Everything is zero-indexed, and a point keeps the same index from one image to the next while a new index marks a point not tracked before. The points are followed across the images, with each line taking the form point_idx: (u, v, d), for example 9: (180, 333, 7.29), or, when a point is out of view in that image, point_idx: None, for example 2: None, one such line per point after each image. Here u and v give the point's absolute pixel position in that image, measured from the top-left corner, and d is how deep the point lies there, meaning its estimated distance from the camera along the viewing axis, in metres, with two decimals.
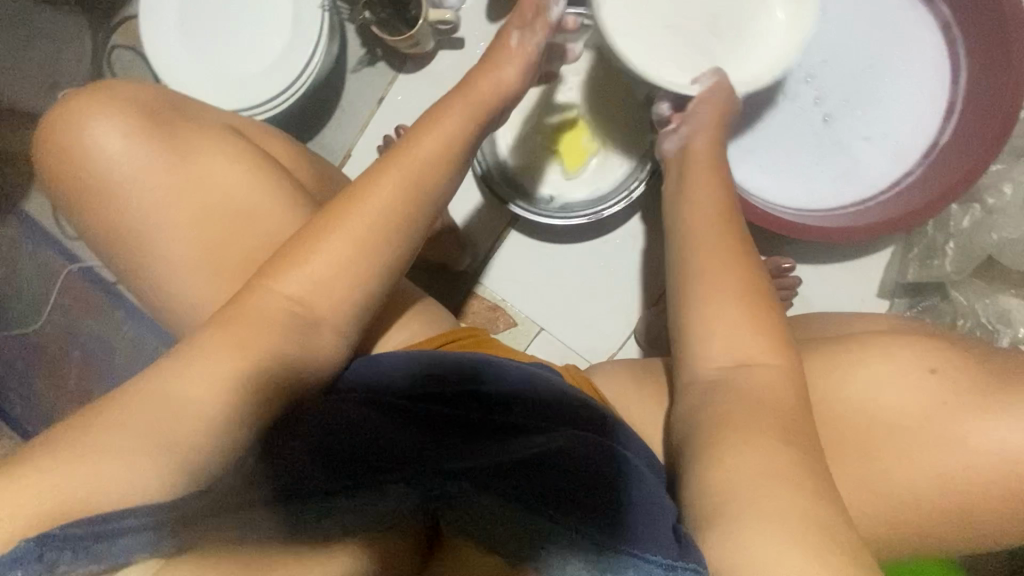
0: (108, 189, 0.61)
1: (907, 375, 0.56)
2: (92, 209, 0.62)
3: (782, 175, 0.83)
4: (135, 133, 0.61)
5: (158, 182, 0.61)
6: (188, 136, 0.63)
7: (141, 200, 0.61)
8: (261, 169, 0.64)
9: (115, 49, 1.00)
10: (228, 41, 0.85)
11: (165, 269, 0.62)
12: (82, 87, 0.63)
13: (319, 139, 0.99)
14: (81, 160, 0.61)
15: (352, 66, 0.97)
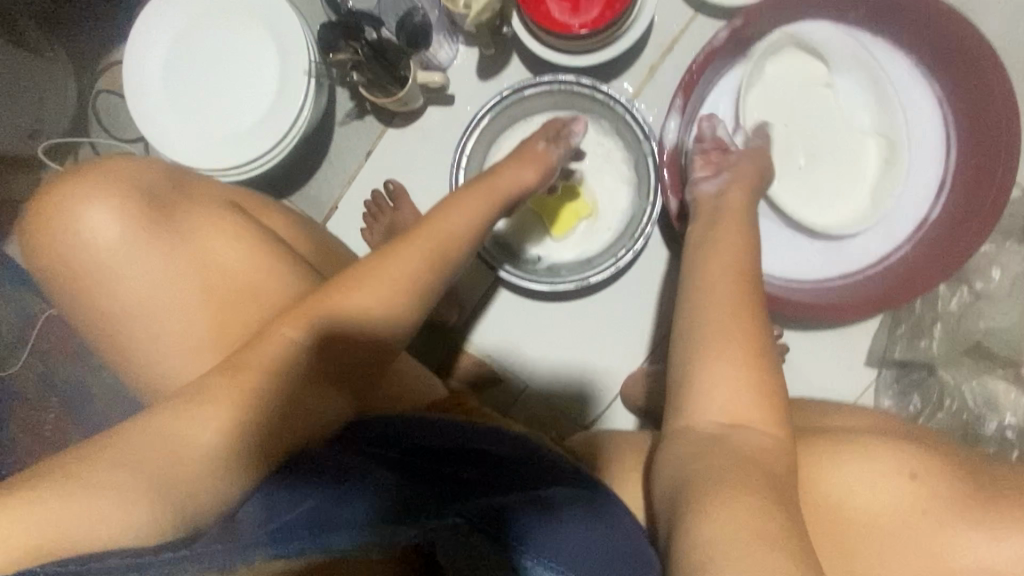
0: (101, 274, 0.59)
1: (890, 481, 0.55)
2: (84, 294, 0.59)
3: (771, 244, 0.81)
4: (133, 220, 0.59)
5: (157, 270, 0.59)
6: (187, 214, 0.61)
7: (142, 282, 0.59)
8: (257, 248, 0.62)
9: (101, 95, 1.00)
10: (216, 96, 0.83)
11: (164, 355, 0.59)
12: (76, 168, 0.62)
13: (307, 191, 0.98)
14: (76, 245, 0.58)
15: (340, 118, 0.96)
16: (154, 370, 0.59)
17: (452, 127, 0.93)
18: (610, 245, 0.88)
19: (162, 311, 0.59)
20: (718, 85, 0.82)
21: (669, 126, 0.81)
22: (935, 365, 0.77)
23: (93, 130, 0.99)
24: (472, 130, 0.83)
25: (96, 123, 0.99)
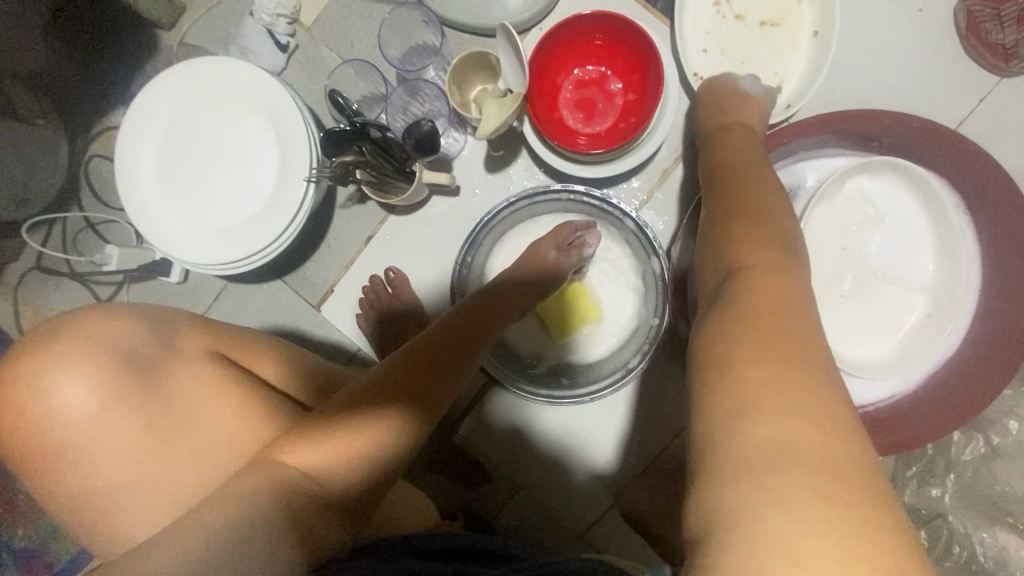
0: (72, 450, 0.55)
1: None
2: (50, 465, 0.55)
3: None
4: (114, 393, 0.56)
5: (136, 449, 0.55)
6: (170, 376, 0.59)
7: (116, 459, 0.55)
8: (243, 407, 0.60)
9: (93, 160, 0.96)
10: (215, 185, 0.80)
11: (141, 533, 0.55)
12: (48, 330, 0.58)
13: (302, 273, 0.95)
14: (49, 416, 0.54)
15: (341, 202, 0.93)
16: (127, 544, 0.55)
17: (455, 218, 0.90)
18: (614, 352, 0.85)
19: (137, 492, 0.55)
20: None
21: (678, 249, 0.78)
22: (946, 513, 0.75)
23: (84, 197, 0.96)
24: (478, 232, 0.82)
25: (87, 189, 0.96)
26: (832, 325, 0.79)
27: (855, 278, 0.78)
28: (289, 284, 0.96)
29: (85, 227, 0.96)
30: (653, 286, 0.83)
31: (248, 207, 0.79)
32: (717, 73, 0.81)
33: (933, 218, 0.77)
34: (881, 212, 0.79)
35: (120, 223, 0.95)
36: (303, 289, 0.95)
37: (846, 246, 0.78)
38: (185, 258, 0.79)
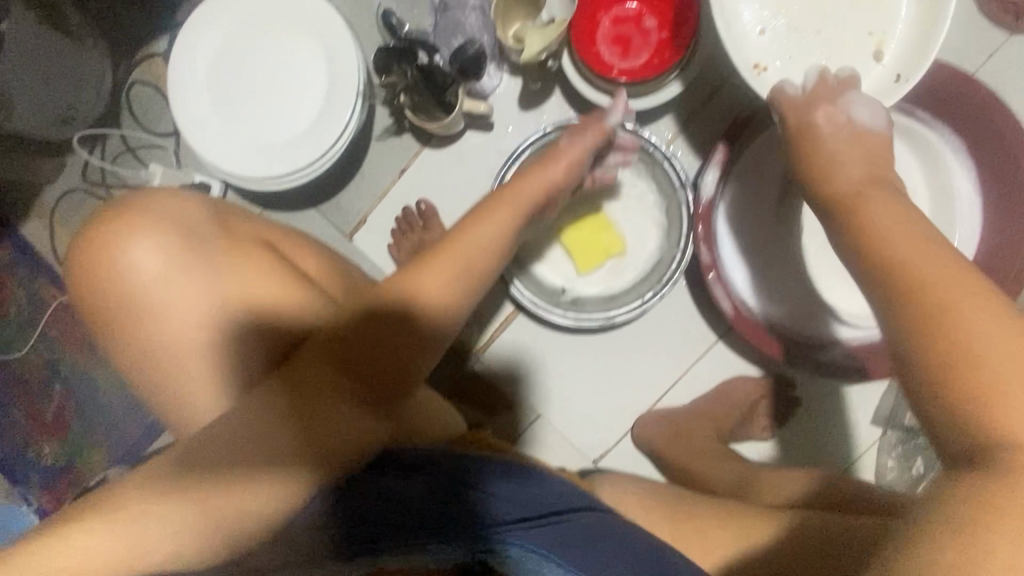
0: (141, 308, 0.62)
1: None
2: (125, 318, 0.63)
3: (797, 300, 0.84)
4: (174, 254, 0.63)
5: (187, 307, 0.62)
6: (223, 256, 0.64)
7: (178, 319, 0.62)
8: (290, 289, 0.64)
9: (136, 85, 0.99)
10: (260, 106, 0.83)
11: (199, 383, 0.62)
12: (123, 202, 0.65)
13: (336, 202, 0.98)
14: (119, 272, 0.62)
15: (377, 134, 0.96)
16: (186, 387, 0.62)
17: (488, 152, 0.94)
18: (636, 286, 0.89)
19: (195, 342, 0.62)
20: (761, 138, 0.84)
21: (706, 178, 0.82)
22: None
23: (125, 121, 0.99)
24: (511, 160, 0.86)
25: (128, 112, 0.99)
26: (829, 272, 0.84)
27: None
28: (323, 213, 0.98)
29: (125, 150, 0.99)
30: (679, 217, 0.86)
31: (292, 128, 0.83)
32: (782, 54, 0.73)
33: (931, 160, 0.83)
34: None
35: (163, 147, 0.98)
36: (336, 218, 0.98)
37: None
38: (234, 172, 0.82)
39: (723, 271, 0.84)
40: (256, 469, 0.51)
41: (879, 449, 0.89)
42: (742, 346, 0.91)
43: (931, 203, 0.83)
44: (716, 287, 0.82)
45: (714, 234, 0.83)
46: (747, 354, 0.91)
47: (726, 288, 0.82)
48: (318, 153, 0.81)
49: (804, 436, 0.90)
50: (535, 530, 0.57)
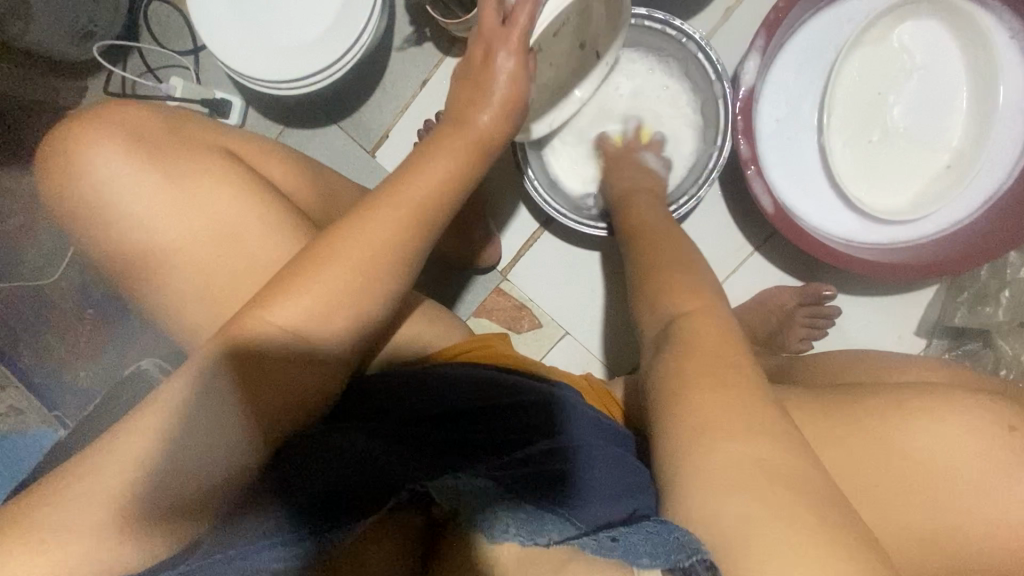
0: (97, 220, 0.54)
1: (982, 428, 0.51)
2: (91, 227, 0.55)
3: (840, 203, 0.81)
4: (136, 158, 0.54)
5: (137, 225, 0.53)
6: (175, 159, 0.55)
7: (135, 233, 0.54)
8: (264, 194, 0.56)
9: (153, 4, 0.97)
10: (278, 6, 0.81)
11: (181, 295, 0.55)
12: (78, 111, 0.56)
13: (358, 118, 0.96)
14: (75, 172, 0.53)
15: (398, 44, 0.93)
16: (168, 297, 0.55)
17: None
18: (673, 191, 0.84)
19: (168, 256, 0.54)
20: (801, 31, 0.80)
21: (747, 67, 0.76)
22: (993, 333, 0.79)
23: (144, 41, 0.97)
24: None
25: (147, 32, 0.97)
26: (858, 171, 0.80)
27: (893, 120, 0.78)
28: (344, 129, 0.96)
29: (145, 70, 0.97)
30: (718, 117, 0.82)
31: (310, 28, 0.80)
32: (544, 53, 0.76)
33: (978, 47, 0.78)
34: (921, 58, 0.78)
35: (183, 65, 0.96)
36: (358, 134, 0.96)
37: (883, 90, 0.78)
38: (254, 77, 0.80)
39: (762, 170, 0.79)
40: (202, 449, 0.45)
41: (924, 358, 0.84)
42: (782, 254, 0.87)
43: (974, 94, 0.78)
44: (756, 185, 0.77)
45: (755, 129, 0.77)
46: (786, 262, 0.88)
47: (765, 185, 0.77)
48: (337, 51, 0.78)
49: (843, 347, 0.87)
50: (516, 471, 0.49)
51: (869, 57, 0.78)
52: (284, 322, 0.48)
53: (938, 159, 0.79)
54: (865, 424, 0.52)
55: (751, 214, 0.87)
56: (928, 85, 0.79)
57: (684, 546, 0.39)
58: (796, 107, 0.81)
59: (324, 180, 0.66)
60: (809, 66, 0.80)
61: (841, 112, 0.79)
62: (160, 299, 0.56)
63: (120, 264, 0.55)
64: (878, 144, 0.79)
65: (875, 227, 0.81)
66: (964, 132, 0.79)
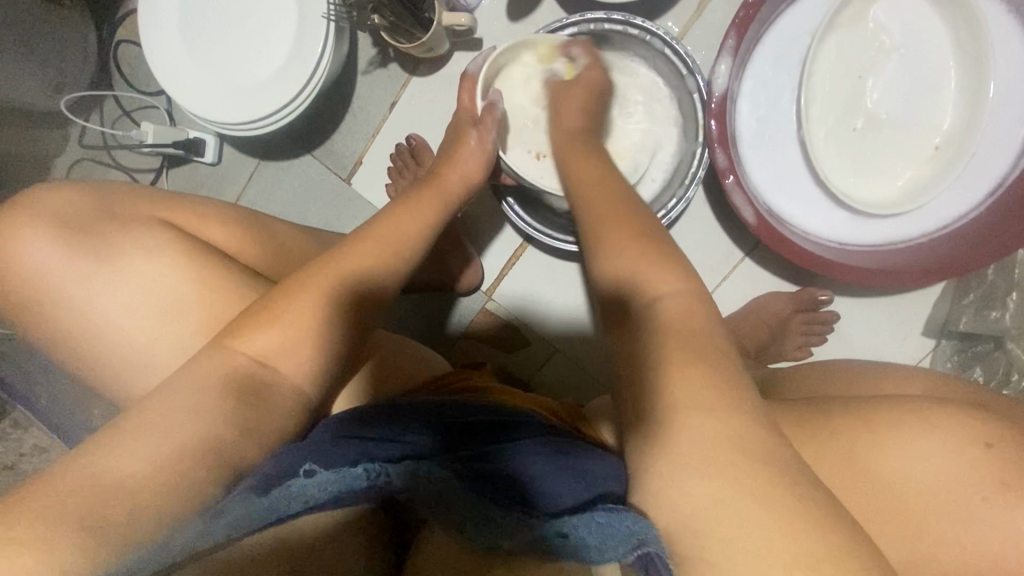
0: (53, 298, 0.55)
1: (972, 465, 0.48)
2: (46, 307, 0.55)
3: (830, 203, 0.76)
4: (71, 238, 0.55)
5: (91, 298, 0.54)
6: (125, 231, 0.56)
7: (88, 307, 0.54)
8: (216, 258, 0.56)
9: (122, 45, 0.97)
10: (234, 47, 0.80)
11: (136, 368, 0.55)
12: (30, 189, 0.57)
13: (329, 145, 0.94)
14: (16, 259, 0.54)
15: (362, 67, 0.91)
16: (124, 371, 0.55)
17: None
18: (655, 199, 0.79)
19: (112, 328, 0.55)
20: (775, 24, 0.74)
21: (718, 71, 0.72)
22: (1003, 338, 0.74)
23: (117, 85, 0.97)
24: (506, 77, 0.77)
25: (118, 76, 0.97)
26: (845, 164, 0.74)
27: (875, 112, 0.73)
28: (317, 158, 0.95)
29: (120, 115, 0.97)
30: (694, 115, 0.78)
31: (267, 66, 0.79)
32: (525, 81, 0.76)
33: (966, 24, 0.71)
34: (902, 38, 0.72)
35: (156, 106, 0.96)
36: (331, 162, 0.94)
37: (865, 75, 0.72)
38: (218, 120, 0.80)
39: (743, 176, 0.74)
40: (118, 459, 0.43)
41: (932, 360, 0.79)
42: (775, 259, 0.82)
43: (967, 71, 0.72)
44: (735, 195, 0.72)
45: (731, 135, 0.73)
46: (779, 268, 0.83)
47: (746, 194, 0.73)
48: (294, 88, 0.77)
49: (846, 352, 0.82)
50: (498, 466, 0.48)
51: (845, 43, 0.72)
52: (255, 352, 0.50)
53: (930, 144, 0.73)
54: (843, 467, 0.49)
55: (738, 220, 0.82)
56: (913, 67, 0.72)
57: (637, 535, 0.40)
58: (773, 102, 0.75)
59: (279, 231, 0.64)
60: (785, 61, 0.75)
61: (823, 105, 0.73)
62: (116, 371, 0.55)
63: (70, 340, 0.55)
64: (865, 136, 0.73)
65: (868, 223, 0.75)
66: (958, 112, 0.72)
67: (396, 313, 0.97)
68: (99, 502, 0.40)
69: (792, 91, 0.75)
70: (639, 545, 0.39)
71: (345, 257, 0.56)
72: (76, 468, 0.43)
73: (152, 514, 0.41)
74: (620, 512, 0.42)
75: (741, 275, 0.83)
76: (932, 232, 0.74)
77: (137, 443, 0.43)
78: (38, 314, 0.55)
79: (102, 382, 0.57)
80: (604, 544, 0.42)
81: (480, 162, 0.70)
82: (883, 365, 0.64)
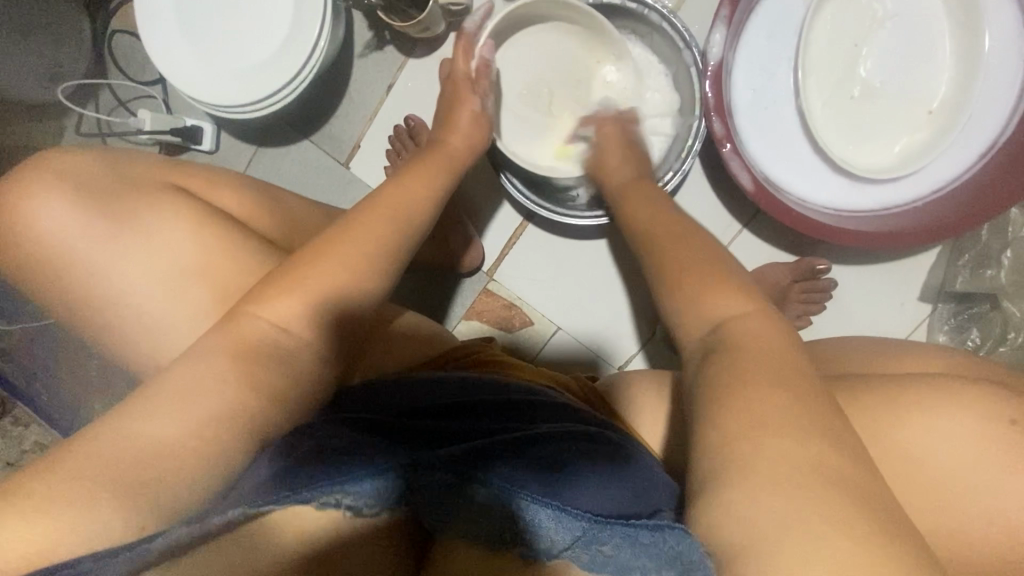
0: (59, 267, 0.55)
1: (972, 413, 0.49)
2: (53, 278, 0.55)
3: (826, 172, 0.77)
4: (76, 209, 0.55)
5: (100, 266, 0.55)
6: (132, 200, 0.56)
7: (95, 276, 0.55)
8: (224, 228, 0.57)
9: (116, 36, 0.97)
10: (232, 29, 0.80)
11: (147, 336, 0.55)
12: (32, 161, 0.57)
13: (328, 129, 0.94)
14: (20, 232, 0.54)
15: (359, 50, 0.91)
16: (135, 339, 0.55)
17: None
18: (652, 172, 0.79)
19: (119, 299, 0.55)
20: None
21: (714, 40, 0.74)
22: (998, 296, 0.75)
23: (111, 74, 0.97)
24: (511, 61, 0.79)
25: (114, 66, 0.97)
26: (840, 132, 0.75)
27: (868, 79, 0.74)
28: (316, 143, 0.95)
29: (116, 104, 0.97)
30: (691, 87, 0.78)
31: (265, 47, 0.80)
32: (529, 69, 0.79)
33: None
34: (894, 7, 0.74)
35: (152, 95, 0.96)
36: (329, 147, 0.95)
37: (859, 43, 0.74)
38: (217, 103, 0.80)
39: (741, 145, 0.75)
40: (148, 427, 0.44)
41: (929, 325, 0.80)
42: (773, 229, 0.83)
43: (957, 39, 0.73)
44: (733, 163, 0.73)
45: (727, 104, 0.73)
46: (778, 239, 0.84)
47: (743, 161, 0.73)
48: (293, 67, 0.77)
49: (844, 321, 0.83)
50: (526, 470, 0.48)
51: (838, 12, 0.74)
52: (266, 318, 0.50)
53: (922, 111, 0.74)
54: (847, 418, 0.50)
55: (736, 191, 0.83)
56: (906, 34, 0.74)
57: (682, 556, 0.39)
58: (769, 72, 0.76)
59: (283, 204, 0.65)
60: (779, 31, 0.76)
61: (818, 72, 0.74)
62: (128, 340, 0.56)
63: (78, 312, 0.56)
64: (859, 104, 0.75)
65: (864, 190, 0.77)
66: (950, 79, 0.74)
67: (397, 294, 0.97)
68: (128, 468, 0.42)
69: (787, 60, 0.76)
70: (683, 569, 0.39)
71: (352, 227, 0.56)
72: (101, 431, 0.44)
73: (185, 482, 0.43)
74: (667, 531, 0.40)
75: (740, 246, 0.84)
76: (927, 197, 0.75)
77: (167, 411, 0.45)
78: (44, 286, 0.56)
79: (112, 353, 0.58)
80: (649, 565, 0.41)
81: (482, 135, 0.71)
82: (894, 340, 0.63)
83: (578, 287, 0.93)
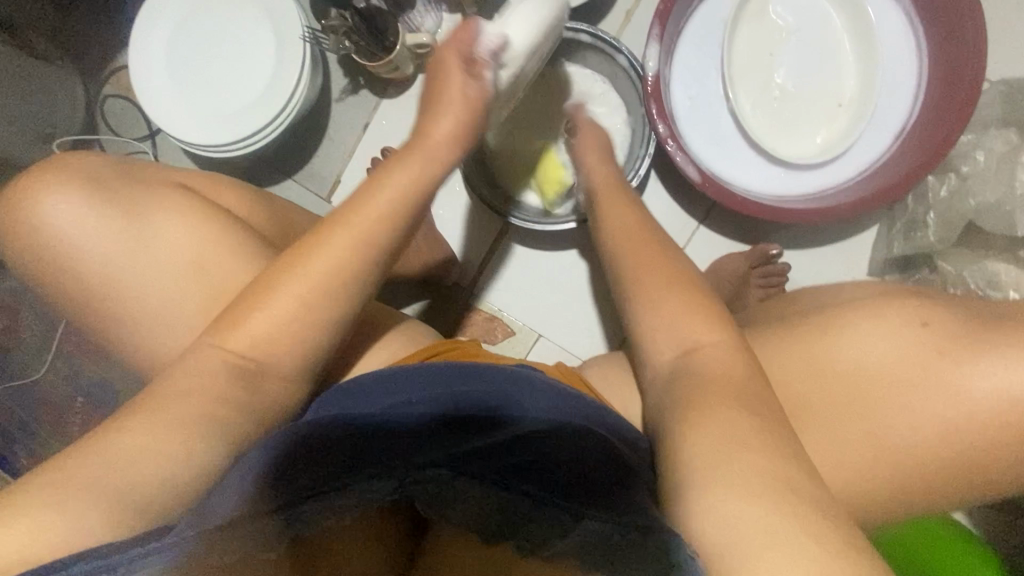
0: (66, 272, 0.60)
1: (911, 334, 0.53)
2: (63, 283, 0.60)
3: (762, 165, 0.86)
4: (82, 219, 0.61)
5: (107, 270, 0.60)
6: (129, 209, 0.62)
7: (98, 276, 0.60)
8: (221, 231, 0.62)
9: (108, 100, 1.04)
10: (218, 80, 0.88)
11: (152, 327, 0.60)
12: (32, 171, 0.62)
13: (308, 168, 1.01)
14: (36, 253, 0.60)
15: (336, 95, 1.00)
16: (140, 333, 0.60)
17: None
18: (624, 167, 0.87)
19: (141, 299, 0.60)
20: (691, 22, 0.87)
21: (649, 54, 0.81)
22: (934, 258, 0.79)
23: (102, 133, 1.03)
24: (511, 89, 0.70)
25: (106, 126, 1.03)
26: (769, 129, 0.84)
27: (786, 82, 0.84)
28: (299, 181, 1.02)
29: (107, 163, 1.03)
30: (633, 86, 0.87)
31: (250, 93, 0.88)
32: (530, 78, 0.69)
33: (849, 7, 0.85)
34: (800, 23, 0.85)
35: (142, 148, 1.03)
36: (311, 184, 1.01)
37: (774, 53, 0.85)
38: (208, 144, 0.87)
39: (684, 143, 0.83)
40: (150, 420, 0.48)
41: None
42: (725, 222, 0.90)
43: (856, 44, 0.85)
44: (678, 159, 0.81)
45: (668, 108, 0.82)
46: (731, 230, 0.91)
47: (688, 156, 0.81)
48: (275, 110, 0.85)
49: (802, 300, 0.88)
50: (526, 479, 0.47)
51: (753, 29, 0.85)
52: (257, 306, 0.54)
53: (838, 106, 0.84)
54: (787, 349, 0.55)
55: (688, 190, 0.91)
56: (812, 44, 0.85)
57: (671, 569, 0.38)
58: (701, 83, 0.87)
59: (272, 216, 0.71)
60: (705, 48, 0.87)
61: (744, 79, 0.84)
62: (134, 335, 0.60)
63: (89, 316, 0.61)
64: (783, 104, 0.84)
65: (799, 177, 0.85)
66: (858, 74, 0.84)
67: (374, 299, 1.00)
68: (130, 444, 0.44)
69: (715, 72, 0.86)
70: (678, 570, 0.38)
71: None
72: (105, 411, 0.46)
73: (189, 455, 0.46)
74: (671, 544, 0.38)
75: (698, 241, 0.91)
76: (854, 177, 0.84)
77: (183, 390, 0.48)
78: (63, 293, 0.61)
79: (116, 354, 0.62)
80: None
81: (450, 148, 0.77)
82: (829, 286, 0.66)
83: (553, 296, 0.98)
